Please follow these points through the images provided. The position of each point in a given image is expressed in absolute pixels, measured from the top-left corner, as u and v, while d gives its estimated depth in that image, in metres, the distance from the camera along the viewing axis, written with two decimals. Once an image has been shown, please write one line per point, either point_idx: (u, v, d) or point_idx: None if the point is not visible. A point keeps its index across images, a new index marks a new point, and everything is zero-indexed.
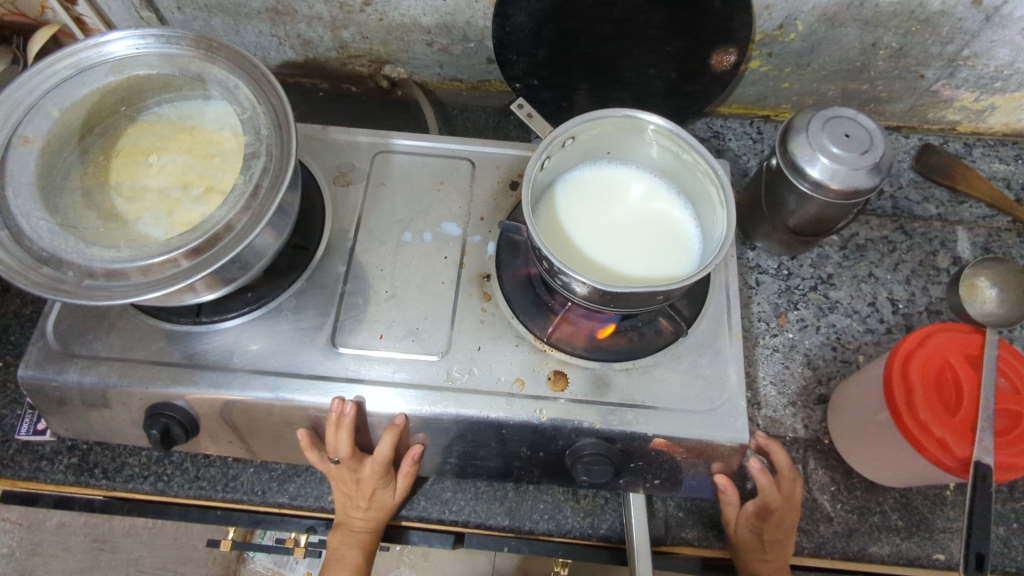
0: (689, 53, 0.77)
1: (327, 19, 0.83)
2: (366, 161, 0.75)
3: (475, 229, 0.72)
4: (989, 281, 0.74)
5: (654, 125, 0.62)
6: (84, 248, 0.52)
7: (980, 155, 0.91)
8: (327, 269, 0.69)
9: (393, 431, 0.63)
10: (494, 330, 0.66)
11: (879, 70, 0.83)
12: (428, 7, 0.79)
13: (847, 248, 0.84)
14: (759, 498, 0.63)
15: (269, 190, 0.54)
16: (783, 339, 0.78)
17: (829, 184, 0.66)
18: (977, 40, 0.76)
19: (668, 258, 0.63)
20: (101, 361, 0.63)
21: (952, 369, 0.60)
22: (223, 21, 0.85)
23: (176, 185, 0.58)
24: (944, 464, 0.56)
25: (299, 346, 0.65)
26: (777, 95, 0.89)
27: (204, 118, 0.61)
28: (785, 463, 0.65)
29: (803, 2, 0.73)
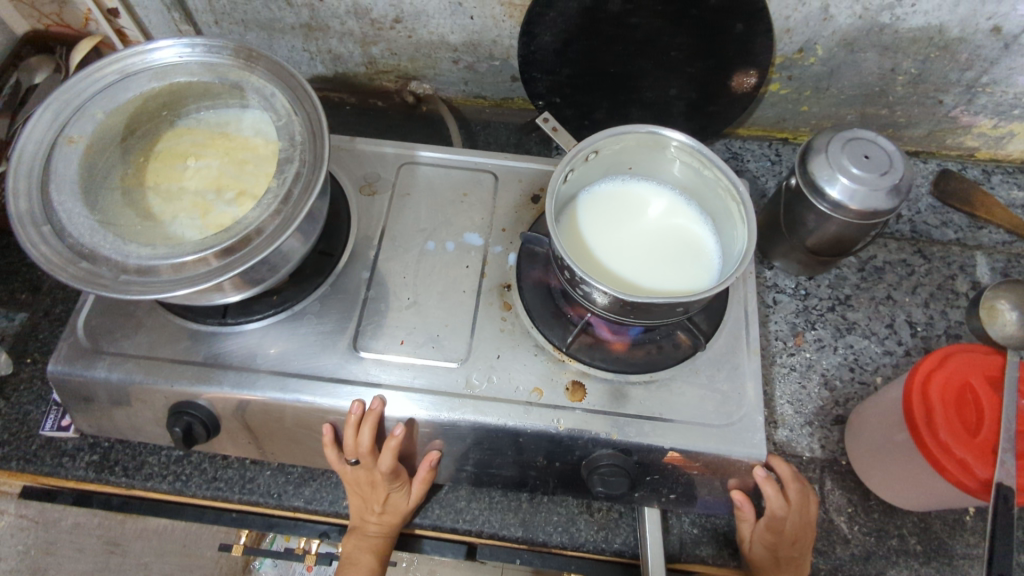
0: (710, 75, 0.78)
1: (358, 35, 0.86)
2: (391, 172, 0.77)
3: (496, 240, 0.73)
4: (1011, 304, 0.73)
5: (677, 142, 0.63)
6: (121, 244, 0.53)
7: (999, 182, 0.91)
8: (350, 275, 0.70)
9: (399, 434, 0.63)
10: (514, 339, 0.67)
11: (898, 95, 0.84)
12: (457, 25, 0.82)
13: (865, 270, 0.84)
14: (768, 512, 0.63)
15: (301, 195, 0.56)
16: (800, 359, 0.78)
17: (848, 204, 0.67)
18: (996, 67, 0.77)
19: (686, 271, 0.64)
20: (128, 358, 0.65)
21: (973, 391, 0.60)
22: (257, 36, 0.88)
23: (209, 188, 0.59)
24: (966, 486, 0.55)
25: (321, 349, 0.66)
26: (796, 118, 0.91)
27: (239, 124, 0.63)
28: (791, 476, 0.65)
29: (824, 26, 0.75)
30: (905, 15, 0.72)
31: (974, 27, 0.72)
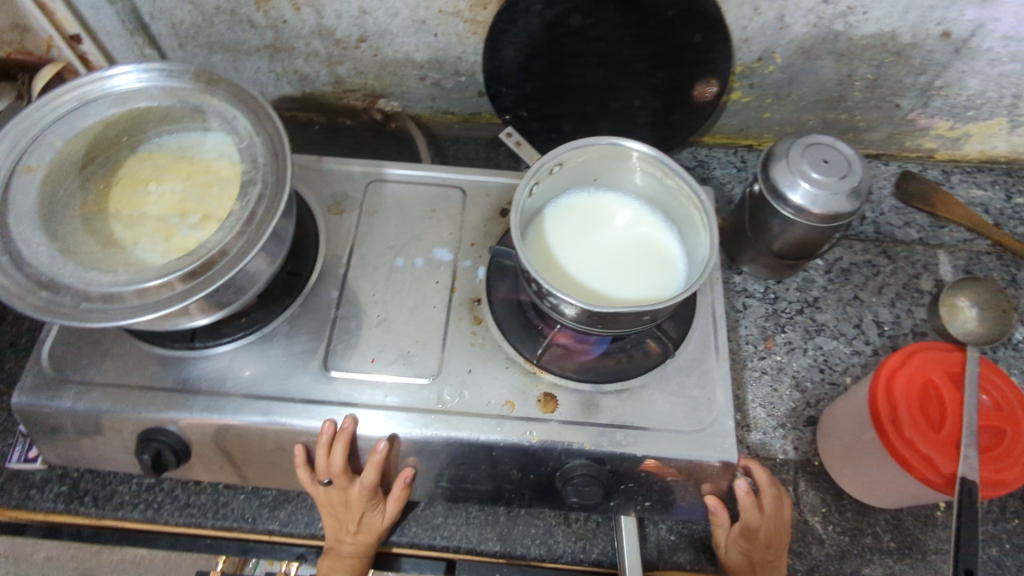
0: (672, 85, 0.80)
1: (324, 55, 0.87)
2: (359, 190, 0.77)
3: (465, 254, 0.73)
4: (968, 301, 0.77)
5: (639, 153, 0.64)
6: (82, 272, 0.53)
7: (958, 182, 0.93)
8: (320, 295, 0.70)
9: (383, 449, 0.62)
10: (485, 353, 0.67)
11: (856, 100, 0.86)
12: (421, 43, 0.83)
13: (832, 272, 0.86)
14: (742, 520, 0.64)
15: (264, 216, 0.56)
16: (771, 362, 0.79)
17: (810, 209, 0.69)
18: (949, 71, 0.79)
19: (653, 280, 0.65)
20: (95, 386, 0.64)
21: (935, 387, 0.61)
22: (222, 58, 0.89)
23: (172, 212, 0.59)
24: (931, 481, 0.56)
25: (292, 370, 0.65)
26: (759, 125, 0.92)
27: (201, 148, 0.63)
28: (765, 481, 0.66)
29: (780, 36, 0.77)
30: (857, 23, 0.74)
31: (924, 33, 0.74)
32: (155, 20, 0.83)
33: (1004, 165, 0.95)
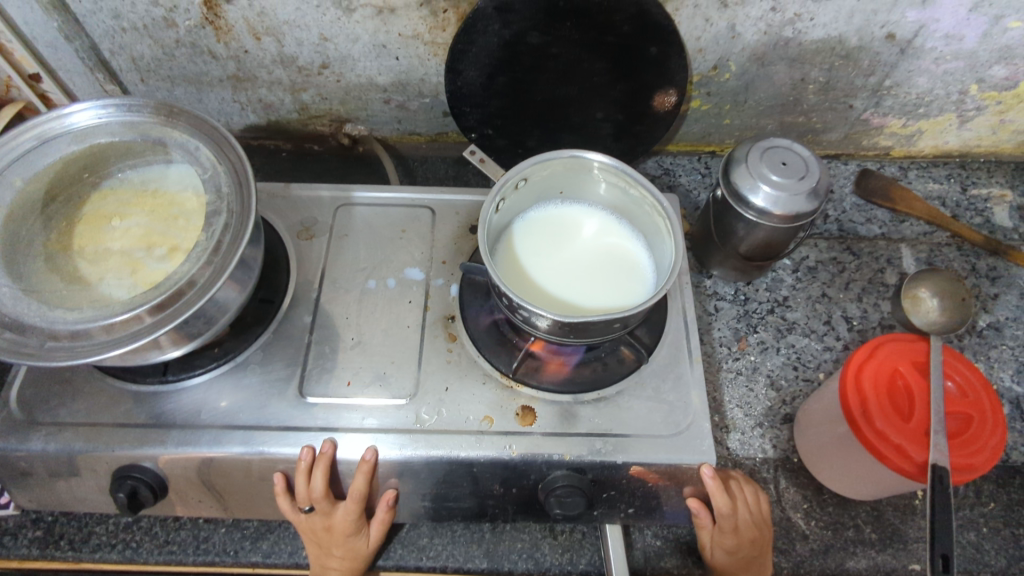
0: (632, 96, 0.81)
1: (287, 83, 0.87)
2: (328, 215, 0.77)
3: (437, 272, 0.74)
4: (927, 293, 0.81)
5: (600, 164, 0.66)
6: (46, 311, 0.53)
7: (915, 177, 0.96)
8: (293, 320, 0.70)
9: (369, 457, 0.62)
10: (462, 370, 0.67)
11: (811, 102, 0.88)
12: (384, 67, 0.84)
13: (799, 271, 0.88)
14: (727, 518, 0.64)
15: (231, 244, 0.56)
16: (745, 362, 0.80)
17: (773, 211, 0.70)
18: (897, 70, 0.82)
19: (622, 288, 0.65)
20: (65, 427, 0.63)
21: (902, 377, 0.63)
22: (185, 90, 0.89)
23: (138, 246, 0.59)
24: (904, 470, 0.58)
25: (268, 398, 0.65)
26: (720, 132, 0.94)
27: (164, 181, 0.62)
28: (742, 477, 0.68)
29: (733, 44, 0.79)
30: (806, 29, 0.76)
31: (870, 36, 0.77)
32: (115, 55, 0.83)
33: (957, 159, 0.98)
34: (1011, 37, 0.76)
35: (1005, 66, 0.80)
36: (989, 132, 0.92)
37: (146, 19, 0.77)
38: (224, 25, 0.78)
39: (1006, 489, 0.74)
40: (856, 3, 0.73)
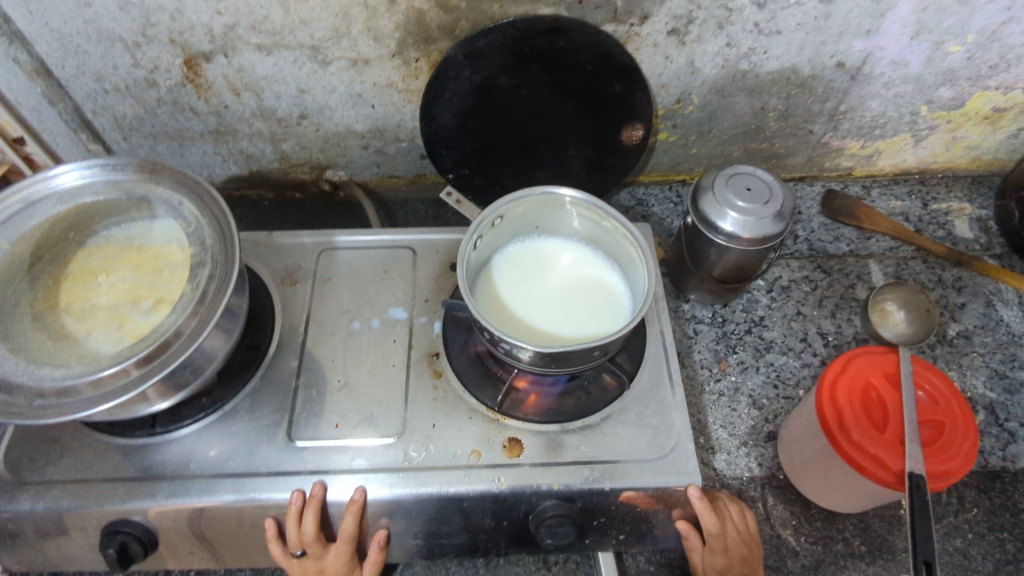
0: (601, 132, 0.85)
1: (267, 134, 0.90)
2: (312, 260, 0.79)
3: (420, 310, 0.75)
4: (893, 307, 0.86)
5: (572, 198, 0.68)
6: (34, 369, 0.53)
7: (878, 195, 1.01)
8: (280, 366, 0.71)
9: (358, 498, 0.62)
10: (448, 405, 0.68)
11: (773, 129, 0.92)
12: (360, 115, 0.87)
13: (773, 291, 0.90)
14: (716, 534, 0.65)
15: (216, 294, 0.57)
16: (726, 383, 0.82)
17: (742, 235, 0.73)
18: (850, 96, 0.86)
19: (601, 316, 0.67)
20: (54, 485, 0.63)
21: (875, 389, 0.65)
22: (168, 146, 0.91)
23: (125, 300, 0.60)
24: (883, 480, 0.59)
25: (257, 445, 0.66)
26: (689, 161, 0.98)
27: (149, 236, 0.64)
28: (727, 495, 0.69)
29: (693, 78, 0.83)
30: (761, 61, 0.80)
31: (822, 65, 0.81)
32: (98, 116, 0.85)
33: (916, 175, 1.02)
34: (953, 61, 0.81)
35: (951, 87, 0.85)
36: (944, 149, 0.97)
37: (128, 80, 0.80)
38: (204, 82, 0.81)
39: (988, 494, 0.76)
40: (806, 36, 0.76)
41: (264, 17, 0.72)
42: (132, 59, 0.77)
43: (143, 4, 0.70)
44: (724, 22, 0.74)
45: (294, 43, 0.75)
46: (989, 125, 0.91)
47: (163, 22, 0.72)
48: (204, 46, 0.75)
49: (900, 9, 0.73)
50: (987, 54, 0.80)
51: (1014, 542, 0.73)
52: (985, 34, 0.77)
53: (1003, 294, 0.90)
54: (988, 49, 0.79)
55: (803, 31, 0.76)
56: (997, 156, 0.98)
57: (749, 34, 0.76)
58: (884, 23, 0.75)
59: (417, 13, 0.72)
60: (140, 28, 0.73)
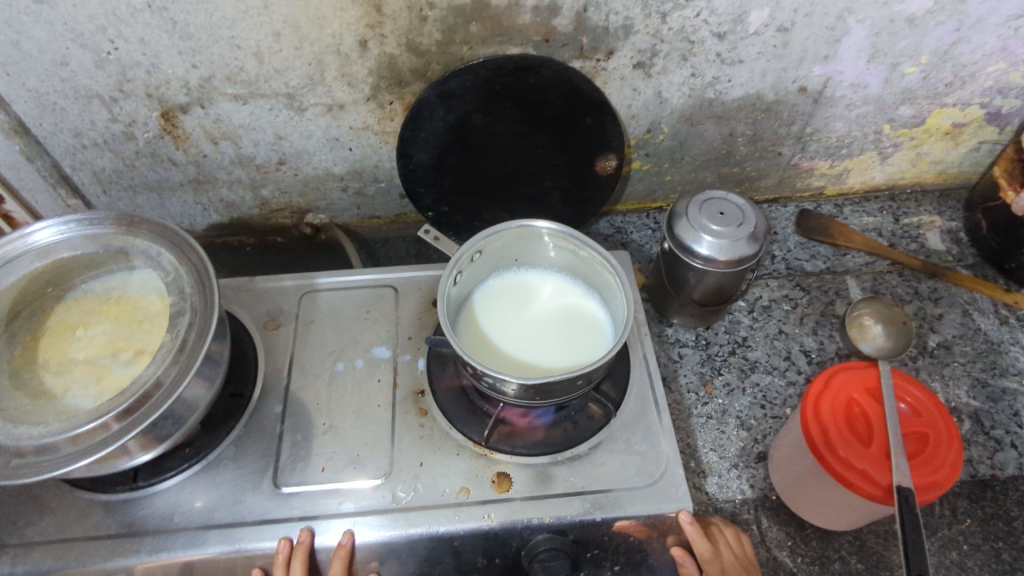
0: (576, 164, 0.86)
1: (246, 181, 0.91)
2: (294, 303, 0.79)
3: (404, 348, 0.75)
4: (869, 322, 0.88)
5: (548, 230, 0.70)
6: (12, 429, 0.53)
7: (850, 213, 1.03)
8: (264, 411, 0.70)
9: (346, 542, 0.62)
10: (435, 443, 0.68)
11: (743, 153, 0.94)
12: (338, 158, 0.88)
13: (755, 311, 0.91)
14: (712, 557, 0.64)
15: (196, 343, 0.57)
16: (714, 406, 0.82)
17: (718, 257, 0.74)
18: (815, 118, 0.88)
19: (583, 344, 0.68)
20: (34, 547, 0.62)
21: (858, 405, 0.65)
22: (147, 197, 0.92)
23: (104, 353, 0.60)
24: (872, 495, 0.59)
25: (243, 493, 0.65)
26: (664, 188, 1.00)
27: (128, 287, 0.64)
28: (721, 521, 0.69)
29: (662, 109, 0.85)
30: (725, 89, 0.82)
31: (785, 90, 0.83)
32: (77, 171, 0.86)
33: (886, 192, 1.05)
34: (910, 81, 0.83)
35: (910, 105, 0.87)
36: (910, 165, 0.99)
37: (106, 134, 0.81)
38: (182, 133, 0.82)
39: (980, 503, 0.76)
40: (767, 63, 0.79)
41: (238, 68, 0.73)
42: (109, 114, 0.78)
43: (119, 61, 0.71)
44: (687, 54, 0.77)
45: (269, 91, 0.77)
46: (950, 140, 0.94)
47: (139, 77, 0.73)
48: (180, 98, 0.77)
49: (854, 35, 0.76)
50: (941, 73, 0.82)
51: (1009, 551, 0.73)
52: (938, 54, 0.80)
53: (979, 303, 0.92)
54: (942, 68, 0.82)
55: (764, 59, 0.78)
56: (961, 169, 1.01)
57: (712, 64, 0.78)
58: (840, 48, 0.77)
59: (388, 58, 0.74)
60: (116, 84, 0.74)
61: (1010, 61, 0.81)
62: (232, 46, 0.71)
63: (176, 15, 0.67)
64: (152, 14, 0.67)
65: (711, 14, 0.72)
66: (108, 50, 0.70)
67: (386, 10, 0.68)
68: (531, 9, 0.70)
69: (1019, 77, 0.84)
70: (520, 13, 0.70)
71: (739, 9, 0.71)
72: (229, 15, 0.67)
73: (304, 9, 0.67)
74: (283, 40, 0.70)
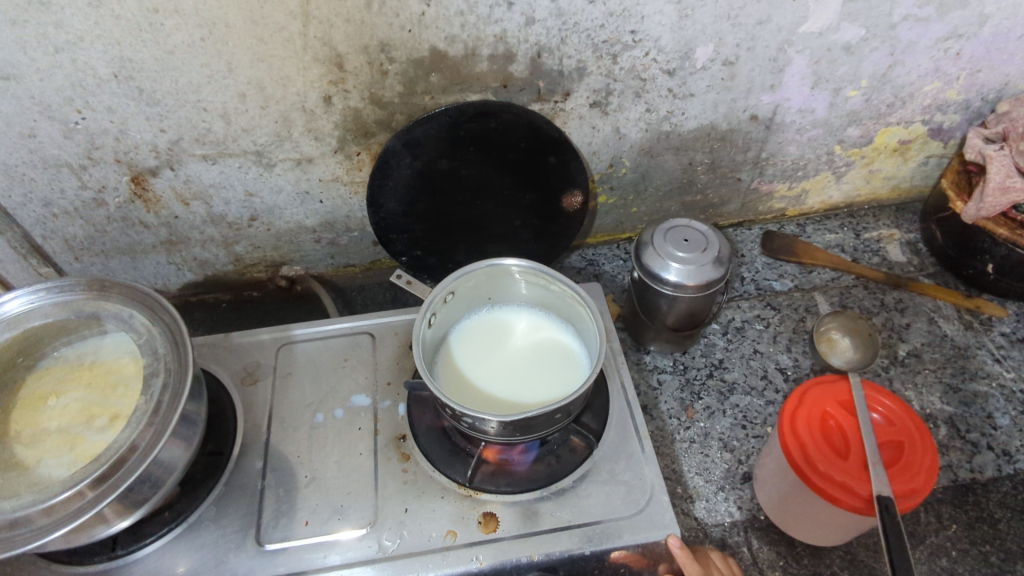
0: (543, 202, 0.88)
1: (219, 238, 0.92)
2: (271, 356, 0.79)
3: (383, 394, 0.75)
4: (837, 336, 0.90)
5: (518, 267, 0.71)
6: None
7: (813, 231, 1.07)
8: (244, 468, 0.69)
9: None
10: (419, 487, 0.68)
11: (704, 181, 0.97)
12: (310, 211, 0.89)
13: (729, 333, 0.93)
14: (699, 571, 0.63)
15: (170, 404, 0.57)
16: (696, 430, 0.83)
17: (686, 283, 0.76)
18: (769, 144, 0.92)
19: (560, 377, 0.68)
20: None
21: (833, 417, 0.66)
22: (120, 261, 0.92)
23: (77, 421, 0.59)
24: (855, 507, 0.60)
25: (226, 554, 0.63)
26: (631, 219, 1.03)
27: (100, 352, 0.64)
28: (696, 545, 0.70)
29: (621, 144, 0.88)
30: (680, 121, 0.86)
31: (737, 120, 0.87)
32: (48, 240, 0.86)
33: (845, 210, 1.09)
34: (854, 104, 0.87)
35: (857, 126, 0.91)
36: (864, 183, 1.03)
37: (76, 202, 0.81)
38: (153, 196, 0.83)
39: (964, 508, 0.77)
40: (717, 95, 0.82)
41: (206, 130, 0.75)
42: (79, 181, 0.79)
43: (87, 130, 0.73)
44: (640, 91, 0.80)
45: (237, 150, 0.78)
46: (899, 156, 0.98)
47: (108, 144, 0.75)
48: (150, 162, 0.78)
49: (796, 64, 0.80)
50: (882, 95, 0.87)
51: (997, 554, 0.74)
52: (876, 78, 0.84)
53: (943, 310, 0.95)
54: (882, 90, 0.86)
55: (713, 91, 0.82)
56: (913, 184, 1.05)
57: (665, 99, 0.82)
58: (784, 77, 0.81)
59: (353, 111, 0.76)
60: (85, 152, 0.75)
61: (945, 80, 0.86)
62: (199, 110, 0.72)
63: (142, 83, 0.69)
64: (118, 83, 0.68)
65: (659, 53, 0.75)
66: (76, 120, 0.71)
67: (347, 67, 0.71)
68: (487, 57, 0.73)
69: (955, 94, 0.88)
70: (477, 62, 0.73)
71: (685, 46, 0.75)
72: (194, 80, 0.69)
73: (268, 70, 0.69)
74: (248, 101, 0.72)
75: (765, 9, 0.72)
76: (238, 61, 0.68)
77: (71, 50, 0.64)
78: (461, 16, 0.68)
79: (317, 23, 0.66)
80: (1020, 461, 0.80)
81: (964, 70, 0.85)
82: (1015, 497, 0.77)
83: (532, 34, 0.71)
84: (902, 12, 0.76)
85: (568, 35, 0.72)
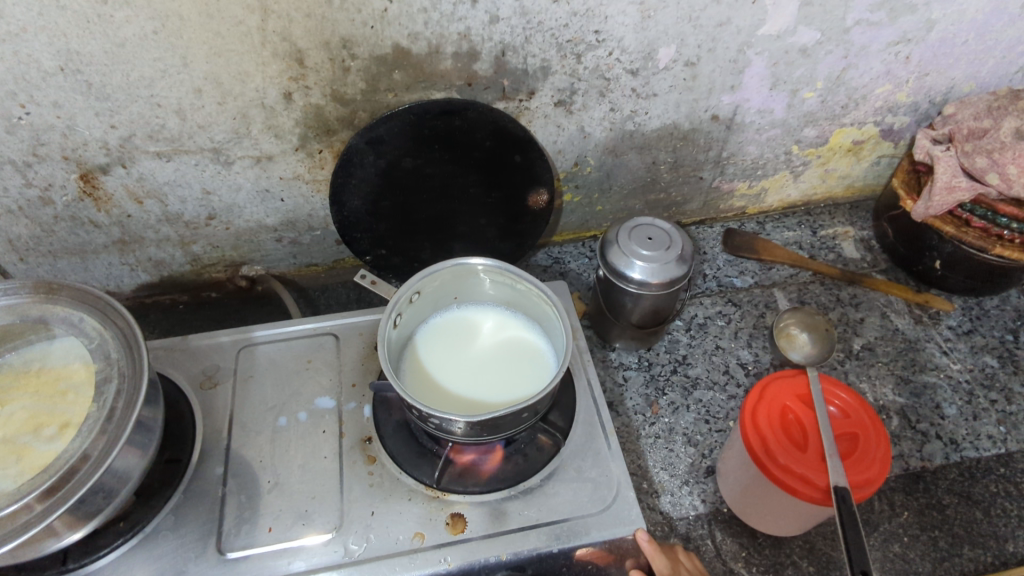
0: (508, 201, 0.88)
1: (175, 238, 0.89)
2: (231, 359, 0.77)
3: (348, 396, 0.74)
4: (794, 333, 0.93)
5: (485, 266, 0.71)
6: None
7: (772, 229, 1.09)
8: (204, 474, 0.67)
9: None
10: (386, 490, 0.67)
11: (666, 180, 0.99)
12: (270, 210, 0.87)
13: (692, 329, 0.95)
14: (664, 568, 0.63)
15: (125, 410, 0.55)
16: (661, 425, 0.84)
17: (651, 281, 0.77)
18: (730, 143, 0.94)
19: (526, 376, 0.68)
20: None
21: (793, 412, 0.68)
22: (69, 262, 0.88)
23: (24, 430, 0.57)
24: (813, 497, 0.62)
25: (186, 563, 0.62)
26: (596, 218, 1.03)
27: (49, 358, 0.61)
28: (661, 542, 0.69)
29: (586, 142, 0.88)
30: (644, 121, 0.87)
31: (699, 119, 0.88)
32: None
33: (802, 208, 1.12)
34: (810, 105, 0.90)
35: (813, 127, 0.94)
36: (821, 181, 1.06)
37: (20, 201, 0.78)
38: (103, 195, 0.80)
39: (915, 495, 0.80)
40: (679, 95, 0.84)
41: (159, 126, 0.72)
42: (23, 179, 0.75)
43: (32, 125, 0.69)
44: (604, 90, 0.81)
45: (193, 147, 0.76)
46: (853, 156, 1.02)
47: (54, 140, 0.71)
48: (100, 159, 0.75)
49: (755, 66, 0.81)
50: (837, 96, 0.89)
51: (946, 538, 0.77)
52: (831, 80, 0.86)
53: (894, 305, 0.98)
54: (837, 91, 0.88)
55: (676, 92, 0.83)
56: (866, 182, 1.09)
57: (629, 99, 0.83)
58: (744, 79, 0.83)
59: (314, 108, 0.74)
60: (29, 149, 0.72)
61: (895, 83, 0.89)
62: (151, 105, 0.70)
63: (90, 77, 0.66)
64: (64, 77, 0.65)
65: (623, 53, 0.76)
66: (19, 115, 0.68)
67: (308, 63, 0.69)
68: (451, 55, 0.72)
69: (905, 97, 0.91)
70: (441, 60, 0.72)
71: (648, 47, 0.76)
72: (147, 75, 0.67)
73: (224, 65, 0.67)
74: (204, 97, 0.70)
75: (724, 11, 0.73)
76: (193, 55, 0.66)
77: (13, 42, 0.61)
78: (424, 13, 0.67)
79: (276, 18, 0.64)
80: (965, 449, 0.83)
81: (913, 74, 0.88)
82: (961, 484, 0.81)
83: (496, 33, 0.71)
84: (855, 16, 0.78)
85: (532, 34, 0.72)
